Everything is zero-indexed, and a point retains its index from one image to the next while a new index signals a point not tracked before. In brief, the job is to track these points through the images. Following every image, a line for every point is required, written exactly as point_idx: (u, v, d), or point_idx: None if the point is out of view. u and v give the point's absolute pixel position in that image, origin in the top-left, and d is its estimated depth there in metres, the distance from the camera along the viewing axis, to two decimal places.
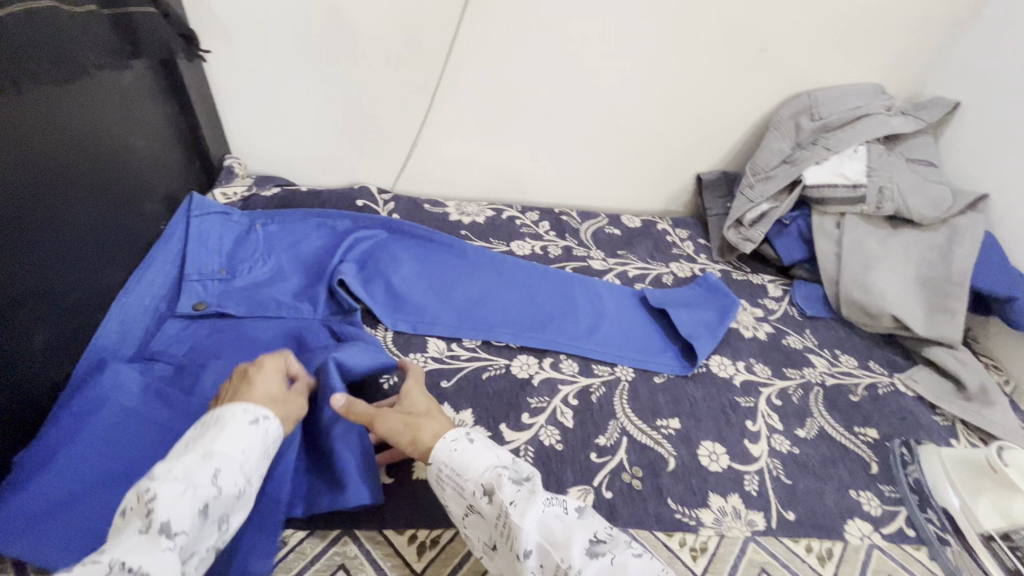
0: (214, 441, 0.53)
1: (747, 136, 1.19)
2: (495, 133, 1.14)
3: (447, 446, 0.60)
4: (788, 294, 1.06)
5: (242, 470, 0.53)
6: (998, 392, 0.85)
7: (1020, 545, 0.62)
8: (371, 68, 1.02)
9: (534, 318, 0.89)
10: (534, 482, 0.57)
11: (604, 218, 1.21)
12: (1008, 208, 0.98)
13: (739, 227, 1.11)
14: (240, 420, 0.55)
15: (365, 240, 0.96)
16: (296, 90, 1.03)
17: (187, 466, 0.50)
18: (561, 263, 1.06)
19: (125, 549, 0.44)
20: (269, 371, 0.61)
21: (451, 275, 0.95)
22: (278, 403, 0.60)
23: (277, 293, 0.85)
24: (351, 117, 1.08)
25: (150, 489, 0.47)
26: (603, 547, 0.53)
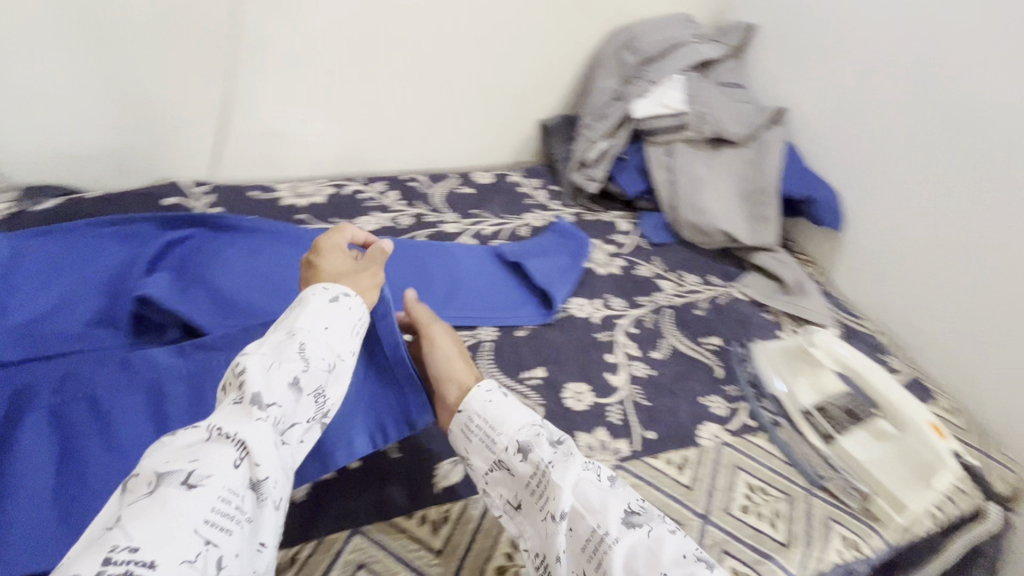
0: (297, 321, 0.53)
1: (578, 77, 1.22)
2: (319, 101, 1.03)
3: (483, 397, 0.59)
4: (636, 226, 1.11)
5: (328, 345, 0.52)
6: (809, 283, 0.97)
7: (830, 413, 0.71)
8: (149, 38, 0.87)
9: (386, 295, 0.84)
10: (568, 447, 0.55)
11: (455, 179, 1.17)
12: (803, 117, 1.10)
13: (584, 168, 1.13)
14: (320, 302, 0.55)
15: (178, 243, 0.82)
16: (51, 74, 0.85)
17: (280, 340, 0.51)
18: (412, 232, 1.00)
19: (223, 415, 0.45)
20: (331, 254, 0.63)
21: (289, 266, 0.86)
22: (347, 279, 0.61)
23: (63, 326, 0.70)
24: (136, 99, 0.92)
25: (240, 363, 0.48)
26: (639, 518, 0.50)
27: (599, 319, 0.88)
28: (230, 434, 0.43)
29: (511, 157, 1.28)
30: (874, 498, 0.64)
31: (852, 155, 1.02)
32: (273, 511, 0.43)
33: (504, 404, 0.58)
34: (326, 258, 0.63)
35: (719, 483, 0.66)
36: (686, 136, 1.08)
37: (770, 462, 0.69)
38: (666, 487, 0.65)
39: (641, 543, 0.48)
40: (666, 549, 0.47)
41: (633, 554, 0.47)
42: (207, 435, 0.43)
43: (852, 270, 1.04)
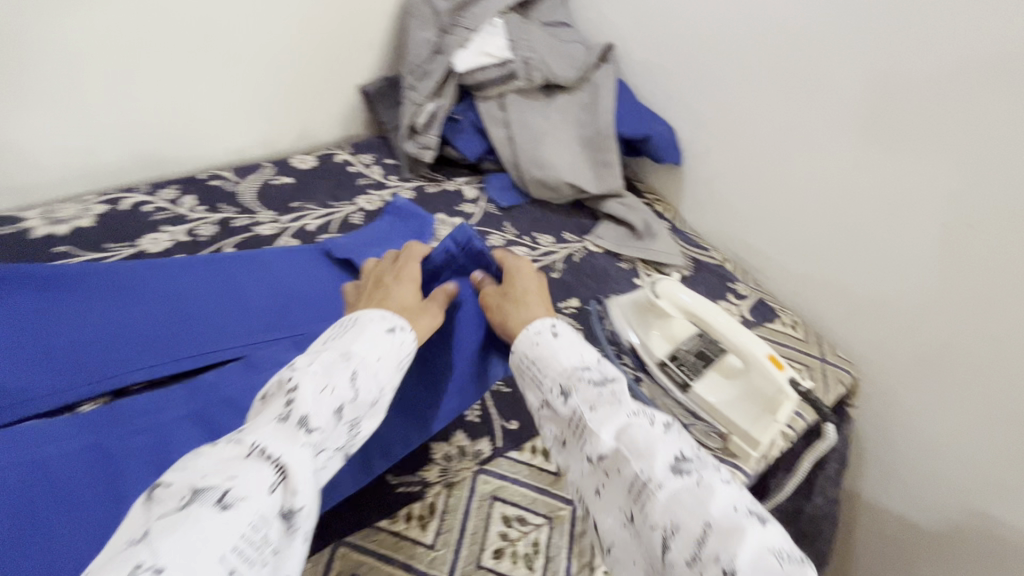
0: (352, 341, 0.49)
1: (390, 32, 1.09)
2: (57, 101, 0.80)
3: (530, 337, 0.57)
4: (484, 190, 1.03)
5: (376, 377, 0.48)
6: (657, 224, 0.96)
7: (683, 359, 0.70)
8: None
9: (191, 335, 0.70)
10: (617, 391, 0.51)
11: (269, 168, 1.00)
12: (630, 51, 1.06)
13: (415, 135, 1.01)
14: (376, 325, 0.52)
15: None
16: None
17: (331, 362, 0.47)
18: (217, 244, 0.83)
19: (266, 432, 0.41)
20: (405, 281, 0.59)
21: (47, 318, 0.66)
22: (412, 311, 0.57)
23: None
24: None
25: (293, 379, 0.45)
26: (688, 465, 0.45)
27: None
28: (272, 455, 0.40)
29: (336, 132, 1.12)
30: (730, 437, 0.65)
31: (681, 86, 1.01)
32: (300, 545, 0.40)
33: (558, 343, 0.56)
34: (400, 283, 0.59)
35: None
36: (517, 85, 0.99)
37: None
38: (530, 481, 0.62)
39: (687, 491, 0.43)
40: (714, 500, 0.42)
41: (673, 502, 0.43)
42: (247, 452, 0.39)
43: (696, 203, 1.06)
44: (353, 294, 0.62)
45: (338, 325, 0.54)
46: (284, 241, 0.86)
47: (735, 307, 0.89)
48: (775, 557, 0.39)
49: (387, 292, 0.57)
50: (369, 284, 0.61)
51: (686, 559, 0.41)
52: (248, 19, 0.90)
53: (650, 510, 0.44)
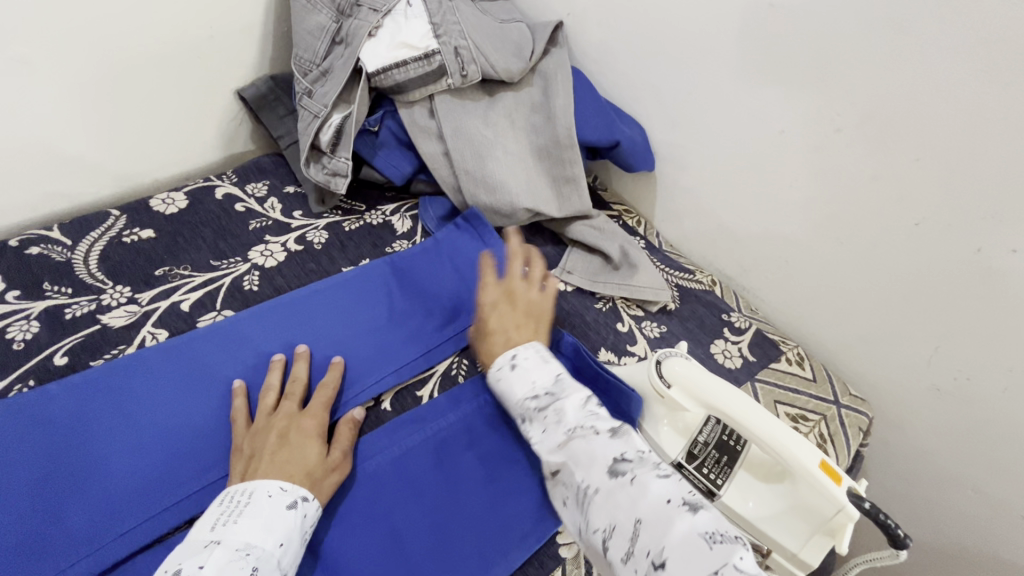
0: (247, 531, 0.45)
1: (267, 16, 0.80)
2: None
3: (494, 375, 0.58)
4: (418, 221, 0.82)
5: (280, 566, 0.45)
6: (637, 250, 0.79)
7: (702, 459, 0.54)
8: None
9: (47, 526, 0.50)
10: (561, 407, 0.51)
11: (118, 216, 0.73)
12: (587, 29, 0.85)
13: (320, 157, 0.77)
14: (275, 502, 0.48)
15: None
16: None
17: (224, 562, 0.43)
18: (45, 352, 0.59)
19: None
20: (306, 442, 0.54)
21: None
22: (318, 474, 0.53)
23: None
24: None
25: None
26: (625, 466, 0.46)
27: (391, 403, 0.64)
28: None
29: (215, 152, 0.86)
30: (771, 553, 0.51)
31: (653, 73, 0.81)
32: None
33: (513, 377, 0.56)
34: (301, 441, 0.54)
35: None
36: (448, 84, 0.76)
37: None
38: None
39: (620, 492, 0.44)
40: (646, 496, 0.43)
41: (609, 504, 0.44)
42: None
43: (674, 214, 0.90)
44: (241, 444, 0.55)
45: (218, 503, 0.49)
46: (146, 335, 0.62)
47: (734, 347, 0.76)
48: (704, 539, 0.39)
49: (291, 453, 0.53)
50: (270, 435, 0.54)
51: (623, 558, 0.42)
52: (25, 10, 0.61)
53: (590, 515, 0.45)
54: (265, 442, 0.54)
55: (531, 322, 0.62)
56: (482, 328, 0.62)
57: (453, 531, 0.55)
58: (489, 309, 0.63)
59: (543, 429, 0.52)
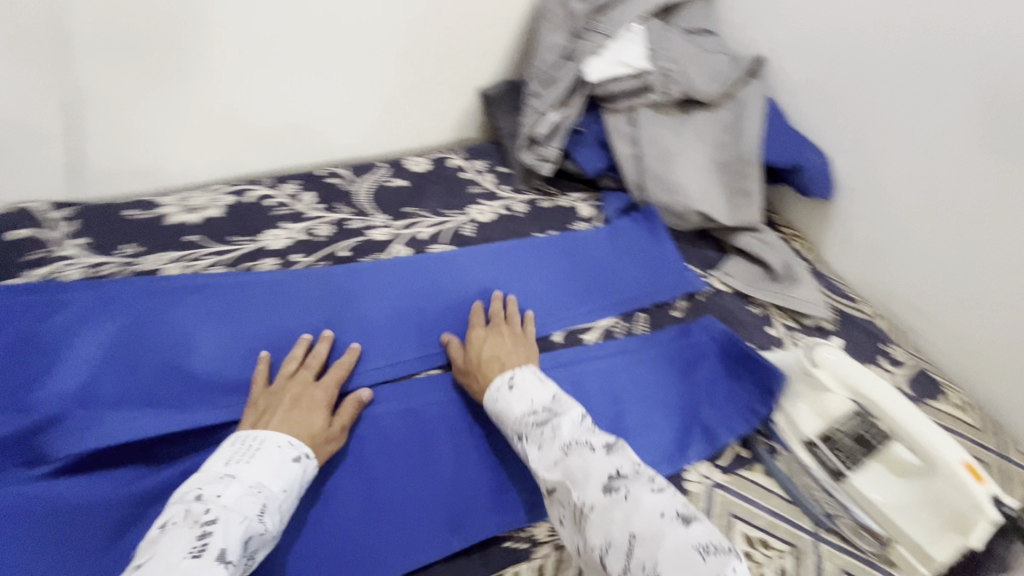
0: (259, 472, 0.53)
1: (515, 35, 1.03)
2: (199, 94, 0.84)
3: (496, 391, 0.62)
4: (599, 210, 0.96)
5: (280, 510, 0.52)
6: (800, 267, 0.84)
7: (839, 443, 0.60)
8: None
9: (325, 356, 0.69)
10: (557, 424, 0.56)
11: (385, 169, 0.98)
12: (788, 66, 0.93)
13: (534, 145, 0.95)
14: (282, 453, 0.55)
15: (52, 318, 0.65)
16: None
17: (239, 493, 0.51)
18: (333, 245, 0.83)
19: (185, 565, 0.44)
20: (313, 409, 0.61)
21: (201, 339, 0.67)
22: (320, 439, 0.59)
23: None
24: None
25: (208, 512, 0.48)
26: (619, 482, 0.50)
27: (561, 337, 0.75)
28: None
29: (451, 135, 1.10)
30: (894, 544, 0.56)
31: (848, 109, 0.86)
32: None
33: (513, 395, 0.61)
34: (305, 409, 0.61)
35: None
36: (651, 99, 0.91)
37: (767, 500, 0.60)
38: None
39: (616, 507, 0.48)
40: (641, 512, 0.48)
41: (603, 519, 0.48)
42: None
43: (845, 245, 0.92)
44: (258, 400, 0.62)
45: (232, 443, 0.56)
46: (395, 249, 0.84)
47: (890, 376, 0.76)
48: (698, 552, 0.45)
49: (298, 416, 0.60)
50: (284, 398, 0.62)
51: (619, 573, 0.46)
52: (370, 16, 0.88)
53: (587, 531, 0.49)
54: (278, 403, 0.61)
55: (526, 350, 0.69)
56: (478, 357, 0.67)
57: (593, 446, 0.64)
58: (484, 342, 0.69)
59: (540, 446, 0.56)
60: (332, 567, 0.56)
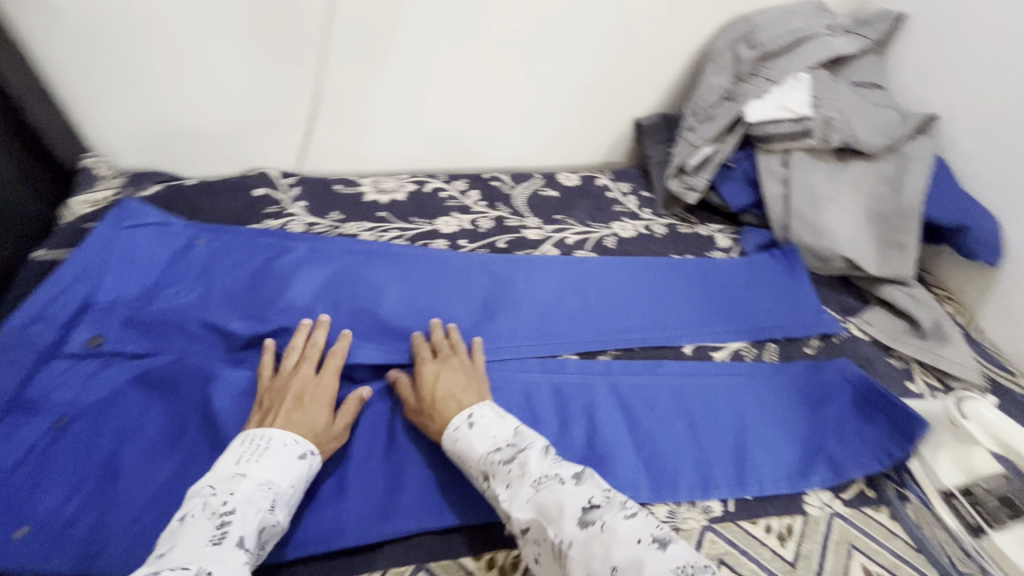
0: (269, 469, 0.54)
1: (682, 73, 1.08)
2: (407, 99, 1.01)
3: (452, 433, 0.60)
4: (737, 243, 0.99)
5: (288, 504, 0.55)
6: (953, 327, 0.82)
7: (980, 499, 0.60)
8: (261, 41, 0.89)
9: (480, 323, 0.79)
10: (525, 460, 0.55)
11: (539, 179, 1.10)
12: (964, 126, 0.91)
13: (682, 175, 1.02)
14: (289, 451, 0.57)
15: (287, 258, 0.83)
16: (172, 74, 0.90)
17: (252, 489, 0.53)
18: (492, 237, 0.95)
19: (208, 552, 0.47)
20: (317, 405, 0.62)
21: (387, 292, 0.81)
22: (324, 436, 0.61)
23: (189, 315, 0.72)
24: (252, 99, 0.95)
25: (226, 504, 0.51)
26: (594, 513, 0.50)
27: (691, 350, 0.81)
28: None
29: (600, 158, 1.20)
30: None
31: None
32: None
33: (473, 433, 0.59)
34: (309, 405, 0.62)
35: (830, 566, 0.57)
36: (808, 144, 0.93)
37: (891, 540, 0.60)
38: (762, 559, 0.57)
39: (592, 542, 0.48)
40: (618, 542, 0.47)
41: (582, 555, 0.48)
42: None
43: (1007, 315, 0.87)
44: (264, 397, 0.63)
45: (241, 442, 0.57)
46: (545, 248, 0.94)
47: None
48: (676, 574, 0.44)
49: (303, 413, 0.61)
50: (287, 395, 0.62)
51: None
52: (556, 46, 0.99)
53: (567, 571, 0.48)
54: (283, 401, 0.62)
55: (478, 385, 0.67)
56: (432, 396, 0.65)
57: (712, 450, 0.66)
58: (438, 378, 0.66)
59: (508, 485, 0.55)
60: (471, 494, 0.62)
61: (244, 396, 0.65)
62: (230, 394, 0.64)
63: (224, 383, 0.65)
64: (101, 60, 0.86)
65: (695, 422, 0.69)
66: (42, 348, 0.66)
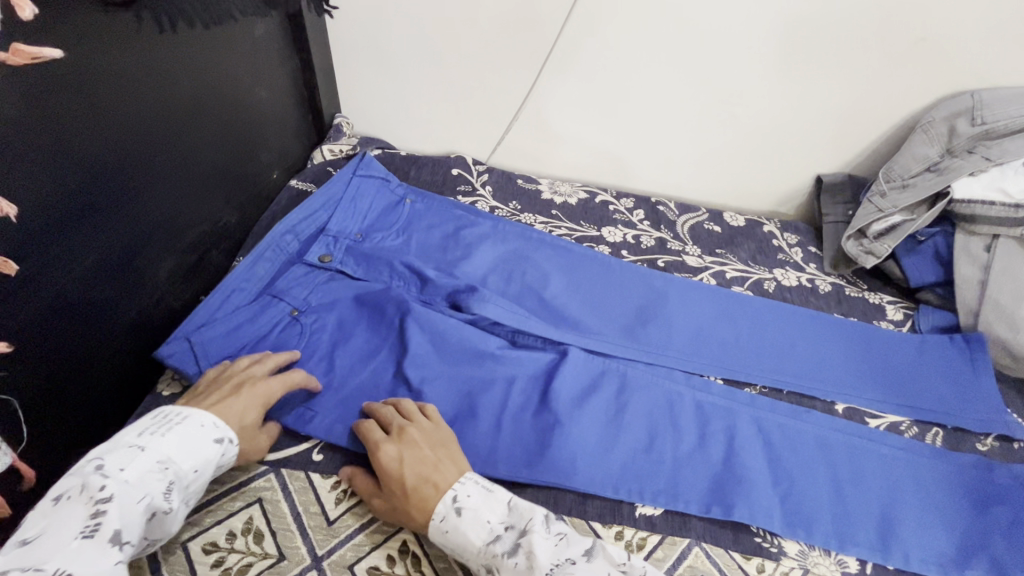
0: (170, 448, 0.56)
1: (883, 137, 1.05)
2: (599, 116, 1.11)
3: (440, 527, 0.56)
4: (910, 319, 0.94)
5: (187, 489, 0.56)
6: None
7: None
8: (494, 46, 1.03)
9: (632, 328, 0.84)
10: (527, 546, 0.53)
11: (704, 213, 1.12)
12: None
13: (862, 238, 0.99)
14: (202, 433, 0.58)
15: (473, 229, 0.95)
16: (416, 61, 1.07)
17: (143, 471, 0.53)
18: (652, 255, 1.00)
19: (74, 547, 0.47)
20: (254, 401, 0.64)
21: (554, 279, 0.89)
22: (246, 434, 0.63)
23: (394, 257, 0.85)
24: (471, 93, 1.10)
25: (105, 489, 0.50)
26: None
27: (843, 409, 0.79)
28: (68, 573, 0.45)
29: (769, 207, 1.20)
30: None
31: None
32: None
33: (464, 521, 0.56)
34: (241, 400, 0.63)
35: None
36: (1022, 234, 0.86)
37: None
38: None
39: None
40: None
41: None
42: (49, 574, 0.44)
43: None
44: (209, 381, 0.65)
45: (153, 416, 0.59)
46: (704, 276, 0.97)
47: None
48: None
49: (235, 404, 0.63)
50: (227, 385, 0.65)
51: None
52: (758, 90, 1.02)
53: None
54: (221, 387, 0.64)
55: (449, 458, 0.62)
56: (403, 485, 0.59)
57: (855, 510, 0.66)
58: (403, 463, 0.60)
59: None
60: (605, 467, 0.66)
61: (431, 333, 0.76)
62: (419, 328, 0.76)
63: (418, 318, 0.77)
64: (371, 44, 1.06)
65: (838, 475, 0.69)
66: (288, 255, 0.83)
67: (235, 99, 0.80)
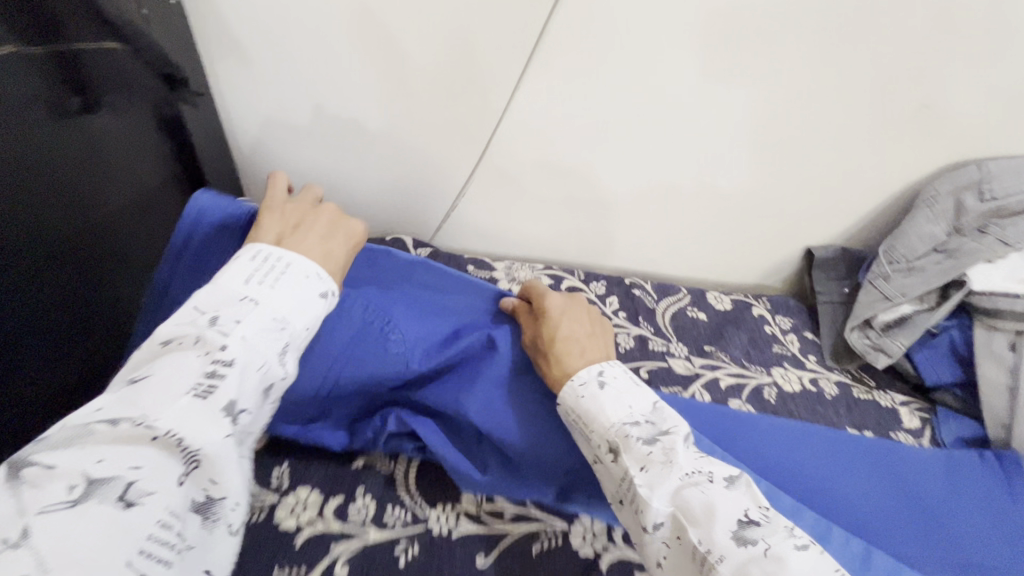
0: (281, 303, 0.48)
1: (879, 208, 0.93)
2: (560, 189, 0.94)
3: (575, 391, 0.56)
4: (929, 425, 0.81)
5: (301, 351, 0.49)
6: None
7: None
8: (430, 116, 0.85)
9: None
10: (671, 446, 0.50)
11: (685, 296, 0.97)
12: None
13: (867, 329, 0.86)
14: (312, 285, 0.51)
15: None
16: (336, 131, 0.87)
17: (258, 327, 0.45)
18: (634, 361, 0.84)
19: (186, 406, 0.39)
20: (347, 254, 0.60)
21: None
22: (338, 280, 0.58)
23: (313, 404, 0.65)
24: (407, 167, 0.92)
25: (225, 349, 0.42)
26: (754, 535, 0.44)
27: None
28: (189, 447, 0.38)
29: (754, 279, 1.06)
30: None
31: None
32: (228, 538, 0.40)
33: (605, 394, 0.55)
34: (336, 251, 0.58)
35: None
36: None
37: None
38: None
39: (754, 566, 0.41)
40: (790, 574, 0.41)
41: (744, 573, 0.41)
42: (158, 436, 0.37)
43: None
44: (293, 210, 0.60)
45: (258, 258, 0.51)
46: (696, 389, 0.81)
47: None
48: None
49: (331, 249, 0.57)
50: (320, 220, 0.59)
51: None
52: (739, 162, 0.89)
53: None
54: (315, 224, 0.59)
55: (600, 337, 0.65)
56: (552, 337, 0.61)
57: None
58: (563, 317, 0.64)
59: (645, 468, 0.49)
60: None
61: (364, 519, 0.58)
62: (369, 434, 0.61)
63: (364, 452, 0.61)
64: (278, 113, 0.85)
65: None
66: None
67: (38, 224, 0.60)
